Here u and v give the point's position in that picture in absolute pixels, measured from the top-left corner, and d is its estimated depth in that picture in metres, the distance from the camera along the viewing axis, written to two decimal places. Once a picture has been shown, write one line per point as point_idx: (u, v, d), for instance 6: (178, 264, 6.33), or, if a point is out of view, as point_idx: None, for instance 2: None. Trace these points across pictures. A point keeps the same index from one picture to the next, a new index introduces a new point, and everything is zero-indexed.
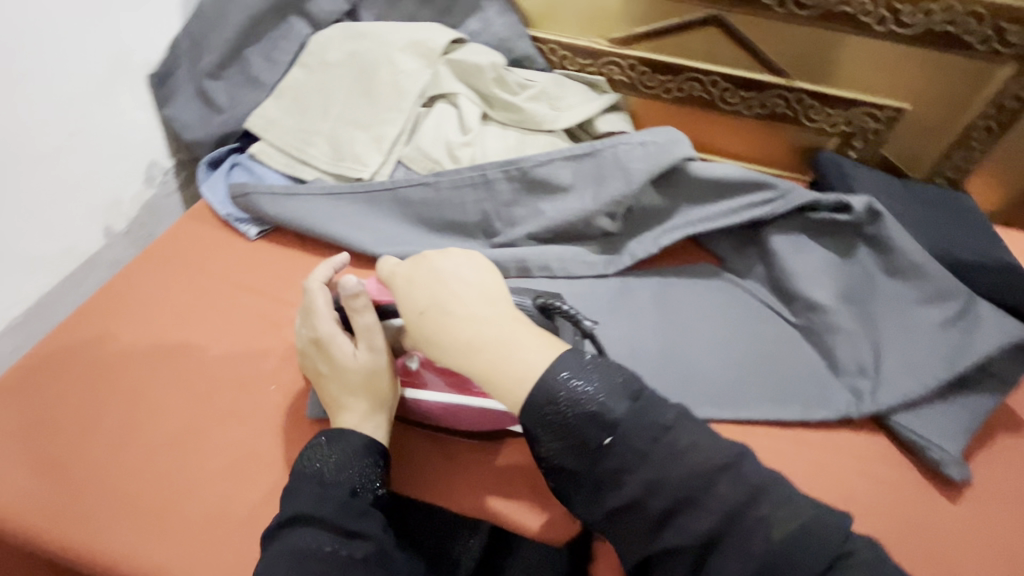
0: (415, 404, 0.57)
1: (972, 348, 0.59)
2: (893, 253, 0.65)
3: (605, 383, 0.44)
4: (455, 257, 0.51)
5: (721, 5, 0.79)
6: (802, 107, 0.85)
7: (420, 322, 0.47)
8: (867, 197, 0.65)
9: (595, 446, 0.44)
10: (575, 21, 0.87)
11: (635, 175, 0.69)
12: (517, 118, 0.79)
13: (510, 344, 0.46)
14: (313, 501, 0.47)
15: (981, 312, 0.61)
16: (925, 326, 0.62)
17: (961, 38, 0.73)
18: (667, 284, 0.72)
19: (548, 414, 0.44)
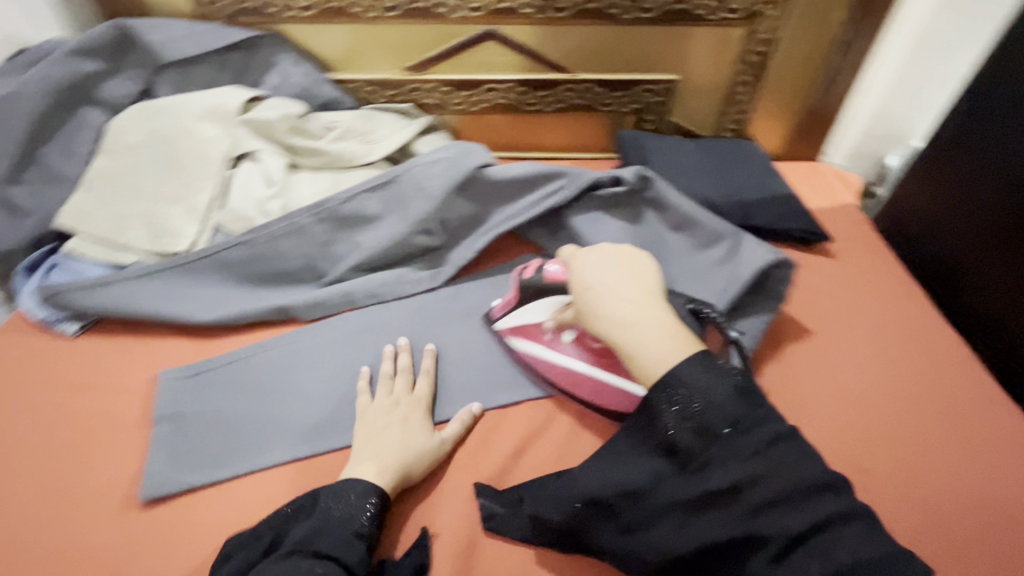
0: (539, 359, 0.66)
1: (739, 276, 0.68)
2: (670, 210, 0.73)
3: (727, 377, 0.49)
4: (605, 255, 0.60)
5: (491, 21, 0.85)
6: (591, 95, 0.93)
7: (591, 297, 0.56)
8: (636, 166, 0.73)
9: (717, 433, 0.47)
10: (370, 57, 0.92)
11: (433, 192, 0.74)
12: (326, 160, 0.83)
13: (654, 328, 0.52)
14: (323, 544, 0.50)
15: (746, 244, 0.70)
16: (704, 267, 0.71)
17: (694, 12, 0.83)
18: (493, 281, 0.77)
19: (674, 394, 0.48)
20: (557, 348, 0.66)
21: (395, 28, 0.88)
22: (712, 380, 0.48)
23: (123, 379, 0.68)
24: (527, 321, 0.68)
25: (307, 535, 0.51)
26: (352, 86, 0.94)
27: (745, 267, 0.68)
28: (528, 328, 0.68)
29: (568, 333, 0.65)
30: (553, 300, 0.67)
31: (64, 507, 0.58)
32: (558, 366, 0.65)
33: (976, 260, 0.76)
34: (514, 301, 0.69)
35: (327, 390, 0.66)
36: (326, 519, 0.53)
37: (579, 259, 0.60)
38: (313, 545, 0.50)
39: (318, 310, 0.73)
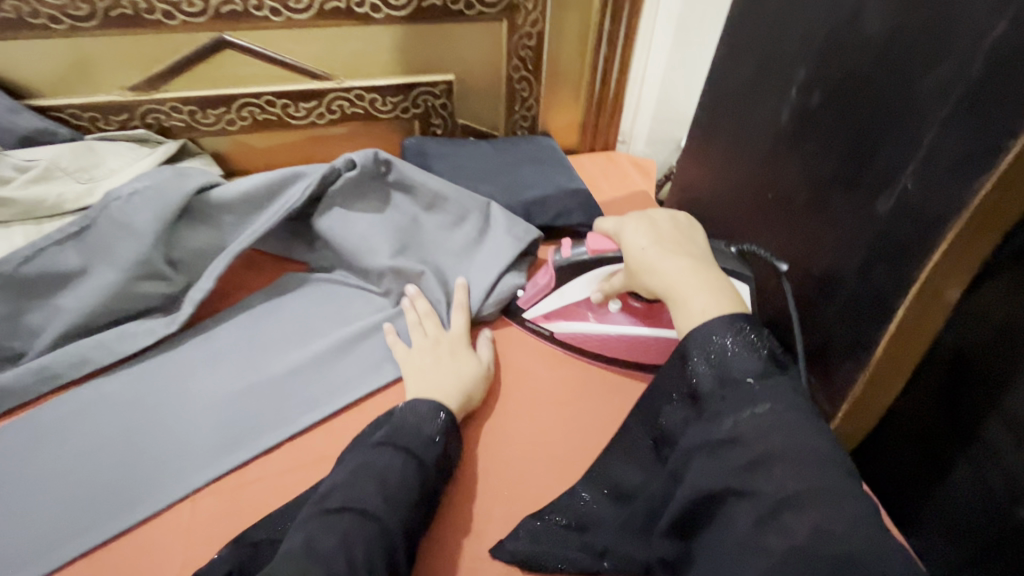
0: (585, 332, 0.63)
1: (499, 245, 0.68)
2: (417, 190, 0.70)
3: (741, 337, 0.39)
4: (647, 221, 0.52)
5: (220, 25, 0.74)
6: (366, 102, 0.85)
7: (640, 255, 0.49)
8: (372, 148, 0.68)
9: (738, 381, 0.38)
10: (79, 78, 0.76)
11: (142, 225, 0.61)
12: (20, 210, 0.67)
13: (708, 287, 0.44)
14: (405, 439, 0.49)
15: (495, 211, 0.71)
16: (458, 245, 0.69)
17: (450, 7, 0.79)
18: (249, 315, 0.67)
19: (705, 347, 0.40)
20: (603, 318, 0.62)
21: (100, 40, 0.73)
22: (734, 350, 0.39)
23: None
24: (568, 300, 0.64)
25: (386, 436, 0.49)
26: (65, 113, 0.78)
27: (495, 241, 0.68)
28: (573, 307, 0.64)
29: (615, 304, 0.61)
30: (598, 274, 0.63)
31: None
32: (611, 336, 0.62)
33: (744, 226, 0.70)
34: (552, 284, 0.65)
35: (12, 504, 0.51)
36: (416, 407, 0.52)
37: (627, 220, 0.54)
38: (394, 439, 0.49)
39: (8, 398, 0.57)
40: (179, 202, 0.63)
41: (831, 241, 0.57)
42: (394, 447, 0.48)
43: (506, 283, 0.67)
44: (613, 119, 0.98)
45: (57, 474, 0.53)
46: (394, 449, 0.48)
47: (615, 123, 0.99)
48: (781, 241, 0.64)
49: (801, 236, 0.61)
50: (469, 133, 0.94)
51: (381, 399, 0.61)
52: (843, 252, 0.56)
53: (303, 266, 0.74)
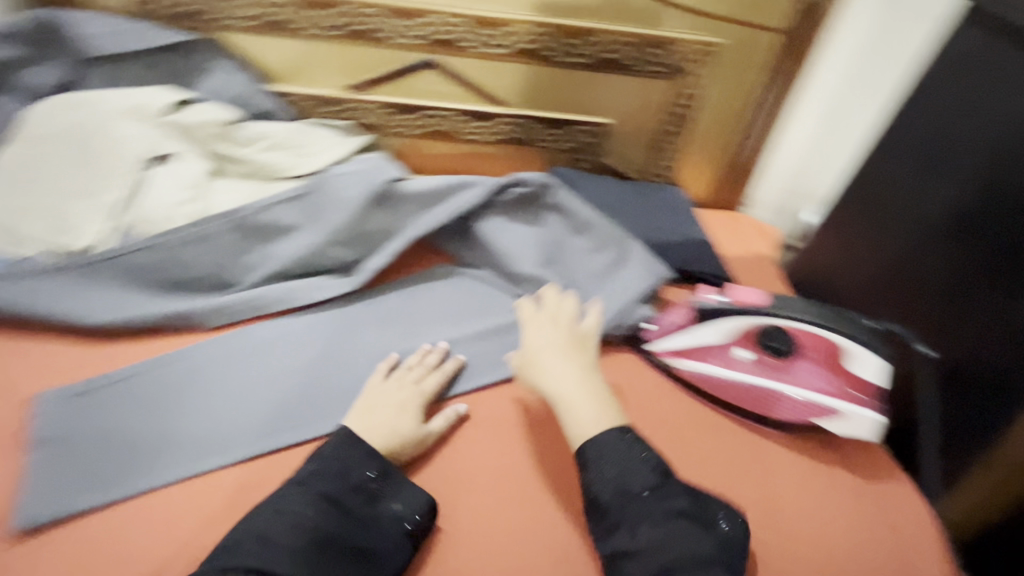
0: (711, 373, 0.68)
1: (632, 277, 0.76)
2: (571, 215, 0.79)
3: (629, 451, 0.58)
4: (547, 324, 0.69)
5: (430, 50, 0.88)
6: (529, 129, 0.97)
7: (531, 350, 0.67)
8: (542, 173, 0.79)
9: (636, 495, 0.56)
10: (311, 73, 0.92)
11: (348, 202, 0.75)
12: (251, 169, 0.82)
13: (586, 397, 0.62)
14: (322, 484, 0.56)
15: (633, 248, 0.77)
16: (596, 269, 0.78)
17: (623, 62, 0.89)
18: (408, 292, 0.79)
19: (614, 465, 0.58)
20: (732, 364, 0.68)
21: (338, 47, 0.89)
22: (623, 458, 0.58)
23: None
24: (696, 342, 0.69)
25: (305, 478, 0.57)
26: (289, 99, 0.94)
27: (630, 274, 0.76)
28: (704, 348, 0.69)
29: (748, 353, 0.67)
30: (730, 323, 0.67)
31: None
32: (735, 381, 0.68)
33: (862, 294, 0.81)
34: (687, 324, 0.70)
35: (222, 402, 0.64)
36: (304, 474, 0.57)
37: (527, 315, 0.70)
38: (316, 487, 0.56)
39: (223, 316, 0.71)
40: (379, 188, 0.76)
41: (975, 322, 0.69)
42: (313, 496, 0.55)
43: (639, 312, 0.74)
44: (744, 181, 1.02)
45: (249, 382, 0.67)
46: (325, 496, 0.56)
47: (745, 185, 1.03)
48: (902, 316, 0.77)
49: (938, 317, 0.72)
50: (609, 171, 1.03)
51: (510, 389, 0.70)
52: (988, 341, 0.68)
53: (451, 258, 0.85)
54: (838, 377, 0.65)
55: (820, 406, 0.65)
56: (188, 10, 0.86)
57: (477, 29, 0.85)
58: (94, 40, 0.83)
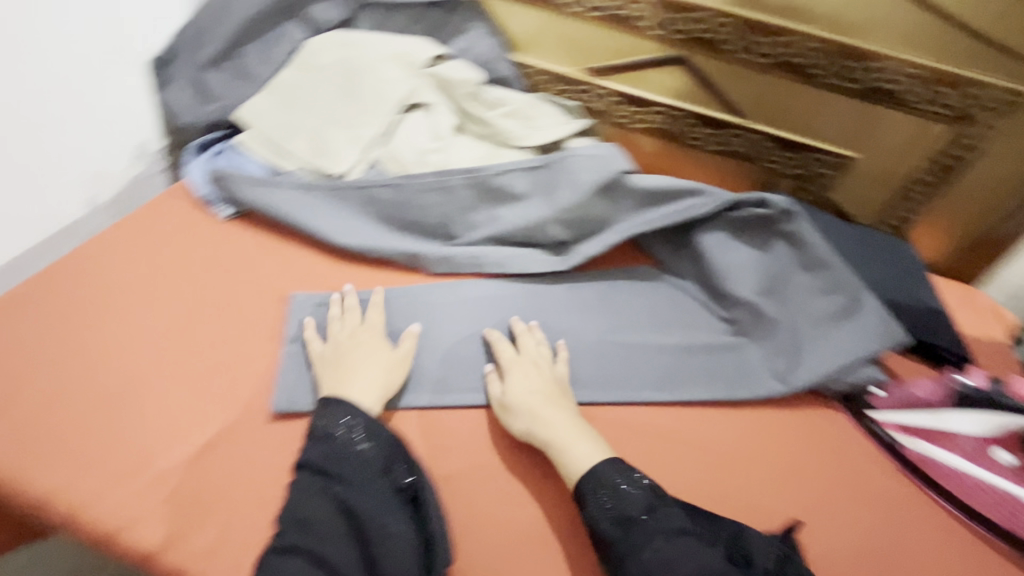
0: (952, 464, 0.62)
1: (865, 334, 0.68)
2: (806, 248, 0.72)
3: (635, 483, 0.55)
4: (522, 368, 0.65)
5: (687, 47, 0.85)
6: (758, 147, 0.91)
7: (520, 404, 0.62)
8: (785, 197, 0.73)
9: (634, 518, 0.52)
10: (556, 49, 0.93)
11: (583, 185, 0.75)
12: (488, 131, 0.85)
13: (566, 442, 0.59)
14: (340, 430, 0.56)
15: (865, 302, 0.69)
16: (821, 313, 0.71)
17: (899, 97, 0.80)
18: (612, 285, 0.78)
19: (611, 491, 0.54)
20: (983, 463, 0.61)
21: (592, 29, 0.89)
22: (604, 488, 0.54)
23: (258, 273, 0.72)
24: (944, 426, 0.62)
25: (330, 431, 0.55)
26: (525, 71, 0.96)
27: (863, 327, 0.68)
28: (952, 437, 0.62)
29: (1011, 458, 0.59)
30: (995, 416, 0.59)
31: (205, 370, 0.62)
32: (982, 483, 0.60)
33: None
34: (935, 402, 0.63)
35: (436, 344, 0.69)
36: (307, 445, 0.55)
37: (505, 356, 0.67)
38: (302, 461, 0.54)
39: (445, 265, 0.75)
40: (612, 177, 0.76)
41: None
42: (306, 465, 0.54)
43: (867, 372, 0.67)
44: (996, 255, 0.89)
45: (458, 334, 0.70)
46: (306, 465, 0.54)
47: (994, 260, 0.90)
48: None
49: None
50: (830, 208, 0.95)
51: (702, 411, 0.68)
52: None
53: (653, 261, 0.83)
54: None
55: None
56: None
57: (745, 34, 0.81)
58: None
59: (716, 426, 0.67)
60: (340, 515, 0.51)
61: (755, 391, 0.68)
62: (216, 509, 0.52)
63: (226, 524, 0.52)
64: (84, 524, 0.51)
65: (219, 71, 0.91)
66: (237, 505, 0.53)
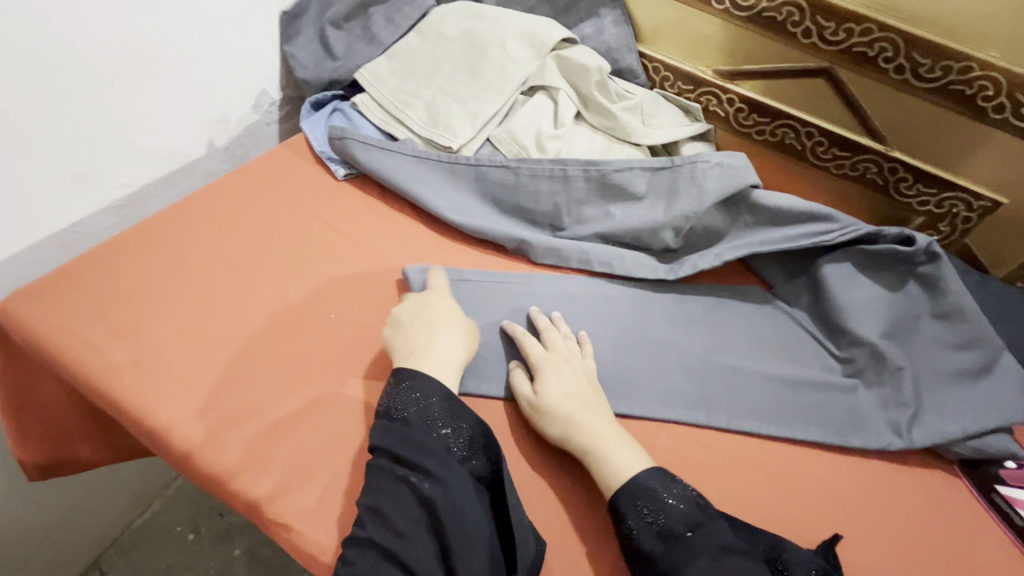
0: None
1: (1003, 400, 0.62)
2: (945, 296, 0.66)
3: (677, 494, 0.52)
4: (552, 365, 0.60)
5: (838, 59, 0.79)
6: (893, 177, 0.84)
7: (555, 406, 0.57)
8: (931, 238, 0.67)
9: (678, 533, 0.49)
10: (687, 45, 0.89)
11: (709, 195, 0.71)
12: (608, 124, 0.82)
13: (608, 446, 0.55)
14: (406, 416, 0.52)
15: (1006, 364, 0.63)
16: (954, 369, 0.65)
17: None
18: (720, 303, 0.74)
19: (652, 504, 0.51)
20: None
21: (732, 28, 0.84)
22: (648, 497, 0.51)
23: (367, 237, 0.72)
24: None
25: (401, 416, 0.52)
26: (650, 65, 0.92)
27: (1001, 392, 0.62)
28: None
29: None
30: None
31: (312, 326, 0.63)
32: None
33: None
34: None
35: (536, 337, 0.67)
36: (380, 428, 0.52)
37: (531, 351, 0.62)
38: (376, 445, 0.51)
39: (549, 255, 0.72)
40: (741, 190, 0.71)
41: None
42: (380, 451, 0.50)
43: (1003, 442, 0.61)
44: None
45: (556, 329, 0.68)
46: (380, 450, 0.51)
47: None
48: None
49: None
50: (962, 255, 0.86)
51: (805, 451, 0.64)
52: None
53: (764, 284, 0.79)
54: None
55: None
56: None
57: (910, 52, 0.74)
58: None
59: (820, 470, 0.62)
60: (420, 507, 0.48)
61: (869, 442, 0.63)
62: (325, 468, 0.53)
63: (333, 485, 0.53)
64: (193, 458, 0.53)
65: (345, 30, 0.91)
66: (346, 469, 0.54)
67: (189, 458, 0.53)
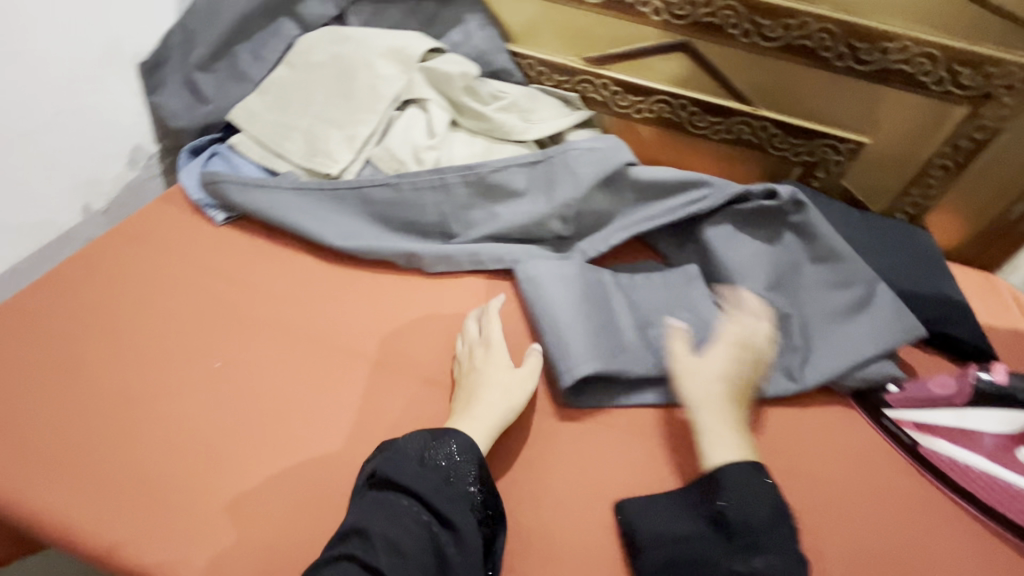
0: (972, 467, 0.59)
1: (881, 328, 0.66)
2: (815, 240, 0.70)
3: (771, 494, 0.52)
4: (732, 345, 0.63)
5: (691, 32, 0.82)
6: (765, 135, 0.88)
7: (707, 385, 0.60)
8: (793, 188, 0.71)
9: (781, 526, 0.51)
10: (551, 38, 0.91)
11: (583, 180, 0.73)
12: (485, 126, 0.83)
13: (719, 431, 0.58)
14: (449, 464, 0.53)
15: (878, 295, 0.68)
16: (834, 307, 0.68)
17: (916, 77, 0.76)
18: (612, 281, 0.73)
19: (753, 493, 0.53)
20: (1004, 463, 0.58)
21: (590, 17, 0.87)
22: (756, 489, 0.53)
23: (253, 278, 0.71)
24: (967, 425, 0.60)
25: (446, 464, 0.53)
26: (523, 63, 0.93)
27: (878, 321, 0.66)
28: (966, 434, 0.60)
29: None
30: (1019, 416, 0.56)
31: (200, 378, 0.62)
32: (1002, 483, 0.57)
33: None
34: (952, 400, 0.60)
35: (433, 346, 0.67)
36: (416, 471, 0.52)
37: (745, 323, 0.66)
38: (406, 486, 0.50)
39: (442, 264, 0.73)
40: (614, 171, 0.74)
41: None
42: (410, 492, 0.50)
43: (882, 367, 0.65)
44: (1014, 242, 0.86)
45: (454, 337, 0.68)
46: (410, 493, 0.50)
47: (1016, 247, 0.86)
48: None
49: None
50: (842, 196, 0.91)
51: None
52: None
53: (658, 257, 0.80)
54: None
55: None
56: None
57: (751, 16, 0.78)
58: None
59: None
60: (425, 552, 0.48)
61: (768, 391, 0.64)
62: (224, 518, 0.53)
63: (233, 536, 0.52)
64: (83, 538, 0.52)
65: (212, 72, 0.89)
66: (246, 516, 0.53)
67: (78, 539, 0.52)
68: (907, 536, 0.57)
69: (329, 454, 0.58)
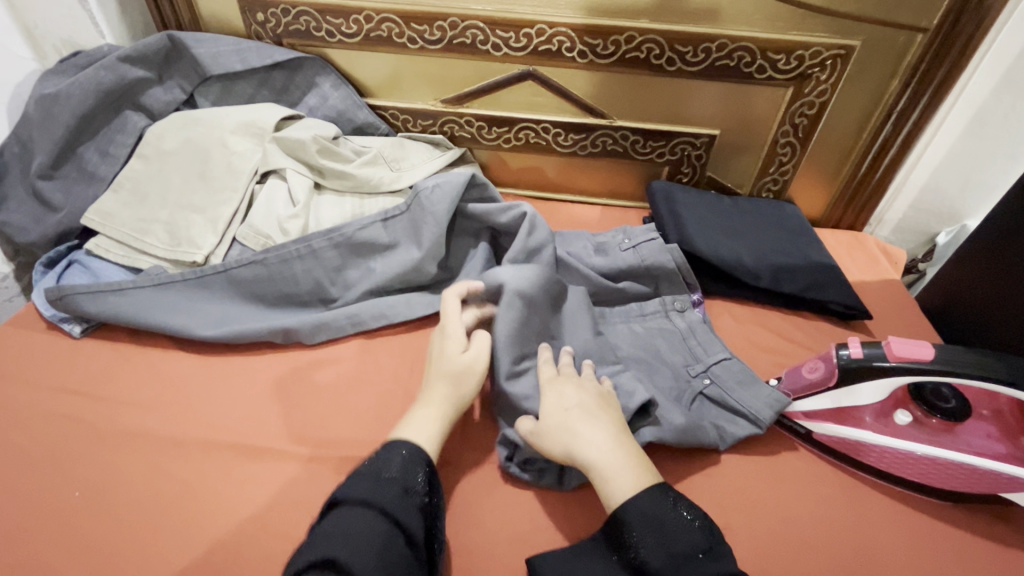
0: (861, 443, 0.59)
1: (712, 342, 0.70)
2: (612, 264, 0.76)
3: (690, 519, 0.47)
4: (550, 388, 0.58)
5: (533, 61, 0.85)
6: (628, 142, 0.92)
7: (553, 421, 0.54)
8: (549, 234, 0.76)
9: (691, 558, 0.45)
10: (405, 88, 0.92)
11: (442, 216, 0.73)
12: (351, 184, 0.83)
13: (607, 472, 0.50)
14: (401, 476, 0.50)
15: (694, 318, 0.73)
16: (678, 329, 0.72)
17: (742, 70, 0.82)
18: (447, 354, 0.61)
19: (665, 520, 0.47)
20: (889, 431, 0.59)
21: (438, 60, 0.88)
22: (664, 517, 0.47)
23: (120, 388, 0.66)
24: (845, 405, 0.59)
25: (395, 475, 0.49)
26: (387, 113, 0.95)
27: (699, 342, 0.70)
28: (847, 411, 0.60)
29: (903, 415, 0.59)
30: (891, 383, 0.56)
31: (59, 511, 0.56)
32: (889, 451, 0.58)
33: None
34: (828, 383, 0.59)
35: (322, 419, 0.64)
36: (366, 485, 0.48)
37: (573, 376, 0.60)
38: (373, 503, 0.47)
39: (321, 331, 0.71)
40: (446, 213, 0.73)
41: None
42: (372, 506, 0.47)
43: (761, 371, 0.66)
44: (868, 200, 0.93)
45: (343, 405, 0.65)
46: (373, 508, 0.47)
47: (872, 203, 0.93)
48: None
49: (1006, 310, 0.74)
50: (712, 185, 0.96)
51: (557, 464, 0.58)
52: None
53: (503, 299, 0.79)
54: (1011, 443, 0.56)
55: (987, 472, 0.55)
56: (298, 29, 0.88)
57: (583, 38, 0.81)
58: (211, 58, 0.86)
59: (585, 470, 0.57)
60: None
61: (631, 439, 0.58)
62: None
63: None
64: None
65: (58, 178, 0.83)
66: None
67: None
68: (807, 506, 0.57)
69: (207, 565, 0.52)
